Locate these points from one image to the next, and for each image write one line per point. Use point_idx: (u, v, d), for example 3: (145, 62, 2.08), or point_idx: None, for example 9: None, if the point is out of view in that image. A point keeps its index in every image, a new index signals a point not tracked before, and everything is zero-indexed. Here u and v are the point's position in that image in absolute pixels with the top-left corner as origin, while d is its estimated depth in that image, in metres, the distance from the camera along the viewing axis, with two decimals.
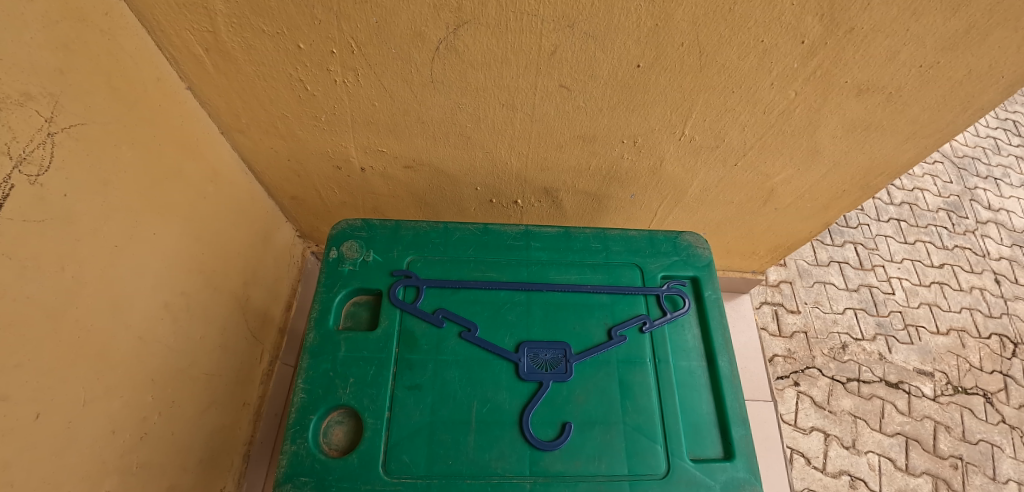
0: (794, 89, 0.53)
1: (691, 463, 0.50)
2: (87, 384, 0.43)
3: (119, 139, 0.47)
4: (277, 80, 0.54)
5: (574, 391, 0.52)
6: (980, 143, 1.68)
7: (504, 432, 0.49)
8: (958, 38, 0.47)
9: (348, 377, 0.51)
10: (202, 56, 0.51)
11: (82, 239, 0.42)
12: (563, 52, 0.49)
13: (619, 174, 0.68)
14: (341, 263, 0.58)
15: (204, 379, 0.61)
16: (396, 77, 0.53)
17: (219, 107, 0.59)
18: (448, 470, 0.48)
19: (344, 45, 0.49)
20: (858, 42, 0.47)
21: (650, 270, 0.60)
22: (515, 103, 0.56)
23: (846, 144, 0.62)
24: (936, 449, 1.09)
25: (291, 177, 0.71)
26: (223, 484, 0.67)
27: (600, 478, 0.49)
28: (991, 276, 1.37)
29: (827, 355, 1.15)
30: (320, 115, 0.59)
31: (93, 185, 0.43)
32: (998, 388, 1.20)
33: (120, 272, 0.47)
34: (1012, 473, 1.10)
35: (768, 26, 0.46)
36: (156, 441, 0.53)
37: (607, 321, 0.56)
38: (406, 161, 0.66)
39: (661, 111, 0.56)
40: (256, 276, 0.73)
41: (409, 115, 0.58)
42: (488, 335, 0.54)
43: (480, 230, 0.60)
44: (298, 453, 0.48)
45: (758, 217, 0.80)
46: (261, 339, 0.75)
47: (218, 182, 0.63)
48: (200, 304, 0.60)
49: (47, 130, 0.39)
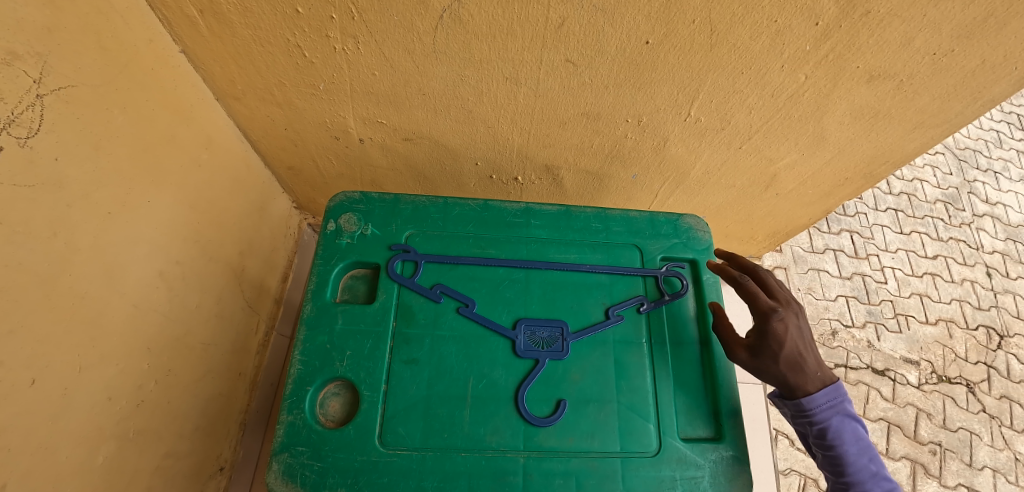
0: (804, 73, 0.52)
1: (682, 442, 0.51)
2: (81, 350, 0.43)
3: (110, 102, 0.45)
4: (273, 46, 0.52)
5: (569, 370, 0.52)
6: (982, 136, 1.66)
7: (500, 408, 0.50)
8: (976, 25, 0.46)
9: (345, 350, 0.51)
10: (196, 18, 0.49)
11: (74, 205, 0.41)
12: (570, 25, 0.47)
13: (622, 153, 0.67)
14: (338, 236, 0.57)
15: (200, 349, 0.61)
16: (397, 46, 0.51)
17: (213, 72, 0.57)
18: (443, 443, 0.48)
19: (343, 11, 0.47)
20: (873, 26, 0.46)
21: (650, 251, 0.60)
22: (519, 77, 0.54)
23: (854, 131, 0.61)
24: (917, 435, 1.12)
25: (288, 146, 0.70)
26: (219, 451, 0.68)
27: (592, 454, 0.50)
28: (983, 269, 1.38)
29: (817, 340, 1.17)
30: (318, 84, 0.57)
31: (83, 150, 0.42)
32: (981, 379, 1.22)
33: (113, 240, 0.46)
34: (987, 460, 1.14)
35: (783, 6, 0.44)
36: (152, 410, 0.54)
37: (605, 301, 0.56)
38: (406, 133, 0.65)
39: (668, 90, 0.55)
40: (252, 247, 0.73)
41: (410, 86, 0.57)
42: (486, 312, 0.54)
43: (480, 206, 0.60)
44: (295, 423, 0.48)
45: (758, 202, 0.80)
46: (257, 310, 0.75)
47: (212, 149, 0.61)
48: (196, 272, 0.60)
49: (36, 92, 0.37)
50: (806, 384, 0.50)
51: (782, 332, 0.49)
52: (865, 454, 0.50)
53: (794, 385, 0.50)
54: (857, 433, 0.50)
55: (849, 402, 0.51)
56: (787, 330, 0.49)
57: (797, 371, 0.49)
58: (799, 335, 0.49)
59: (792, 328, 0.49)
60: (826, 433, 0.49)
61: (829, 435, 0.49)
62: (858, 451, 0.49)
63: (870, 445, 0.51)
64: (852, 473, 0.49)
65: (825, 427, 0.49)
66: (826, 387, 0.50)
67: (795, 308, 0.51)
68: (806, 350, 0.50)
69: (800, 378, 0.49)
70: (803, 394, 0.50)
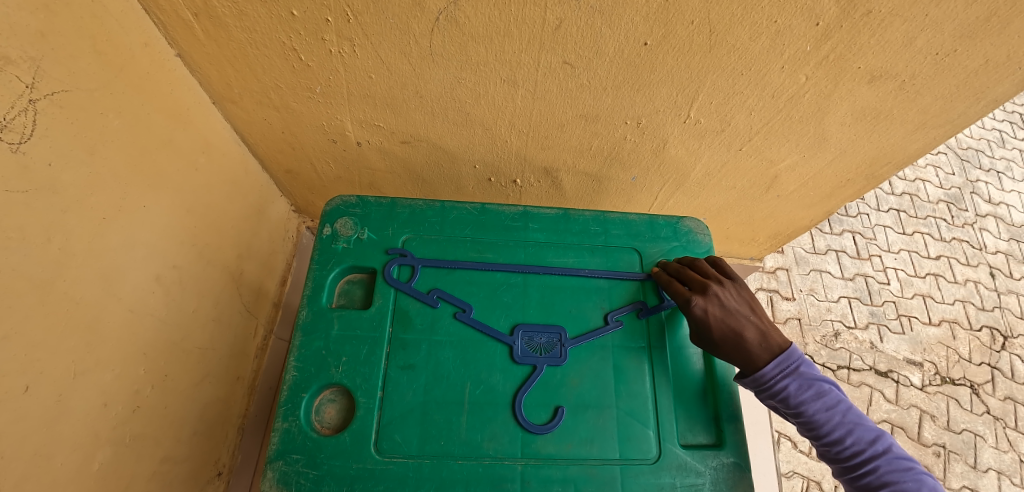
0: (805, 73, 0.51)
1: (682, 448, 0.51)
2: (76, 356, 0.43)
3: (105, 106, 0.45)
4: (269, 49, 0.52)
5: (568, 375, 0.52)
6: (985, 135, 1.65)
7: (498, 414, 0.50)
8: (978, 25, 0.45)
9: (341, 356, 0.51)
10: (191, 21, 0.49)
11: (69, 210, 0.41)
12: (567, 27, 0.47)
13: (621, 155, 0.66)
14: (335, 240, 0.57)
15: (197, 353, 0.61)
16: (393, 49, 0.51)
17: (210, 75, 0.57)
18: (440, 450, 0.48)
19: (339, 13, 0.47)
20: (875, 25, 0.45)
21: (649, 255, 0.60)
22: (517, 79, 0.54)
23: (855, 132, 0.61)
24: (920, 437, 1.11)
25: (286, 149, 0.69)
26: (217, 456, 0.67)
27: (591, 461, 0.49)
28: (986, 269, 1.37)
29: (819, 342, 1.16)
30: (315, 87, 0.57)
31: (78, 155, 0.42)
32: (984, 380, 1.21)
33: (108, 245, 0.46)
34: (991, 462, 1.13)
35: (783, 6, 0.43)
36: (149, 415, 0.53)
37: (603, 306, 0.56)
38: (404, 136, 0.65)
39: (668, 92, 0.54)
40: (250, 250, 0.72)
41: (407, 88, 0.56)
42: (483, 317, 0.54)
43: (478, 210, 0.59)
44: (290, 430, 0.48)
45: (759, 204, 0.79)
46: (256, 314, 0.75)
47: (209, 153, 0.61)
48: (193, 277, 0.59)
49: (29, 97, 0.37)
50: (753, 359, 0.50)
51: (702, 316, 0.51)
52: (837, 410, 0.49)
53: (741, 361, 0.50)
54: (821, 390, 0.49)
55: (804, 363, 0.50)
56: (706, 311, 0.51)
57: (740, 347, 0.50)
58: (723, 313, 0.51)
59: (713, 309, 0.51)
60: (788, 401, 0.49)
61: (792, 402, 0.49)
62: (827, 410, 0.49)
63: (841, 397, 0.50)
64: (829, 434, 0.48)
65: (784, 395, 0.49)
66: (775, 356, 0.50)
67: (715, 287, 0.52)
68: (737, 324, 0.51)
69: (744, 355, 0.50)
70: (753, 369, 0.50)
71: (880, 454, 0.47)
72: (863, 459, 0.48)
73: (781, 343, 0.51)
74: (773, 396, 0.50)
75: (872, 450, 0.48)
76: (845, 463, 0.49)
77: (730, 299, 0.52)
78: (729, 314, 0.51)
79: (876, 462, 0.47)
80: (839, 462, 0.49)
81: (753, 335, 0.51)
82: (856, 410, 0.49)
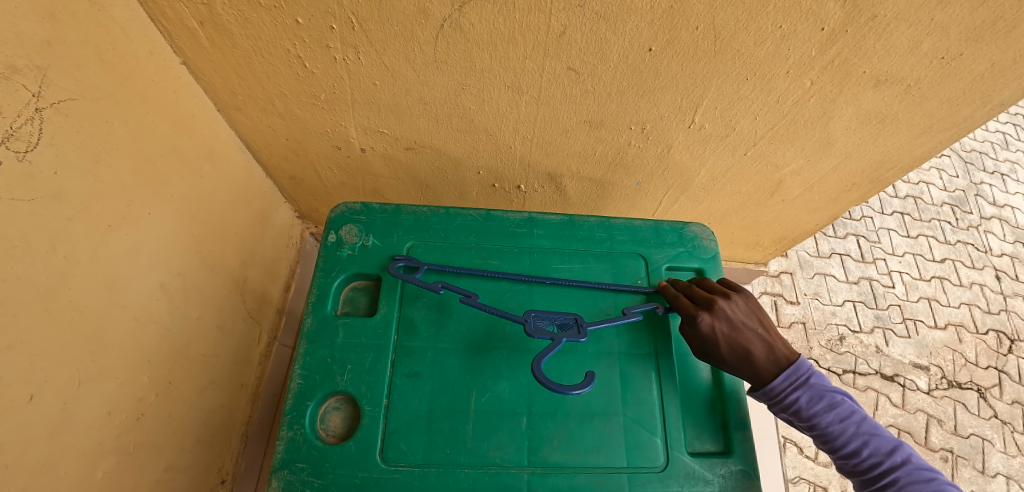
0: (809, 78, 0.51)
1: (690, 457, 0.50)
2: (81, 364, 0.43)
3: (110, 114, 0.45)
4: (274, 56, 0.52)
5: (574, 383, 0.52)
6: (989, 137, 1.64)
7: (504, 422, 0.49)
8: (984, 29, 0.45)
9: (346, 364, 0.51)
10: (197, 29, 0.49)
11: (74, 218, 0.41)
12: (571, 33, 0.47)
13: (625, 160, 0.66)
14: (340, 247, 0.56)
15: (201, 360, 0.61)
16: (397, 55, 0.51)
17: (214, 82, 0.57)
18: (446, 459, 0.48)
19: (344, 21, 0.47)
20: (880, 30, 0.45)
21: (654, 261, 0.59)
22: (521, 85, 0.54)
23: (860, 136, 0.60)
24: (927, 442, 1.10)
25: (290, 155, 0.69)
26: (221, 464, 0.67)
27: (598, 470, 0.49)
28: (992, 272, 1.36)
29: (825, 346, 1.16)
30: (319, 93, 0.57)
31: (84, 163, 0.42)
32: (992, 384, 1.20)
33: (113, 252, 0.46)
34: (1000, 467, 1.11)
35: (788, 11, 0.43)
36: (153, 423, 0.53)
37: (609, 312, 0.56)
38: (408, 142, 0.65)
39: (672, 97, 0.54)
40: (254, 256, 0.72)
41: (411, 95, 0.56)
42: (488, 324, 0.53)
43: (482, 216, 0.59)
44: (295, 439, 0.48)
45: (763, 208, 0.79)
46: (259, 320, 0.75)
47: (214, 160, 0.61)
48: (197, 284, 0.59)
49: (35, 105, 0.37)
50: (761, 373, 0.50)
51: (710, 333, 0.50)
52: (851, 421, 0.48)
53: (749, 375, 0.50)
54: (833, 402, 0.49)
55: (814, 374, 0.50)
56: (714, 328, 0.50)
57: (747, 361, 0.50)
58: (731, 329, 0.50)
59: (721, 325, 0.50)
60: (801, 414, 0.49)
61: (804, 414, 0.49)
62: (841, 421, 0.48)
63: (855, 408, 0.49)
64: (844, 446, 0.48)
65: (796, 408, 0.49)
66: (785, 369, 0.50)
67: (721, 302, 0.51)
68: (745, 340, 0.50)
69: (752, 368, 0.50)
70: (762, 383, 0.50)
71: (899, 466, 0.47)
72: (880, 471, 0.47)
73: (788, 356, 0.50)
74: (785, 409, 0.50)
75: (890, 461, 0.47)
76: (863, 475, 0.48)
77: (736, 312, 0.51)
78: (737, 329, 0.50)
79: (895, 474, 0.47)
80: (857, 474, 0.49)
81: (760, 349, 0.50)
82: (871, 421, 0.49)
